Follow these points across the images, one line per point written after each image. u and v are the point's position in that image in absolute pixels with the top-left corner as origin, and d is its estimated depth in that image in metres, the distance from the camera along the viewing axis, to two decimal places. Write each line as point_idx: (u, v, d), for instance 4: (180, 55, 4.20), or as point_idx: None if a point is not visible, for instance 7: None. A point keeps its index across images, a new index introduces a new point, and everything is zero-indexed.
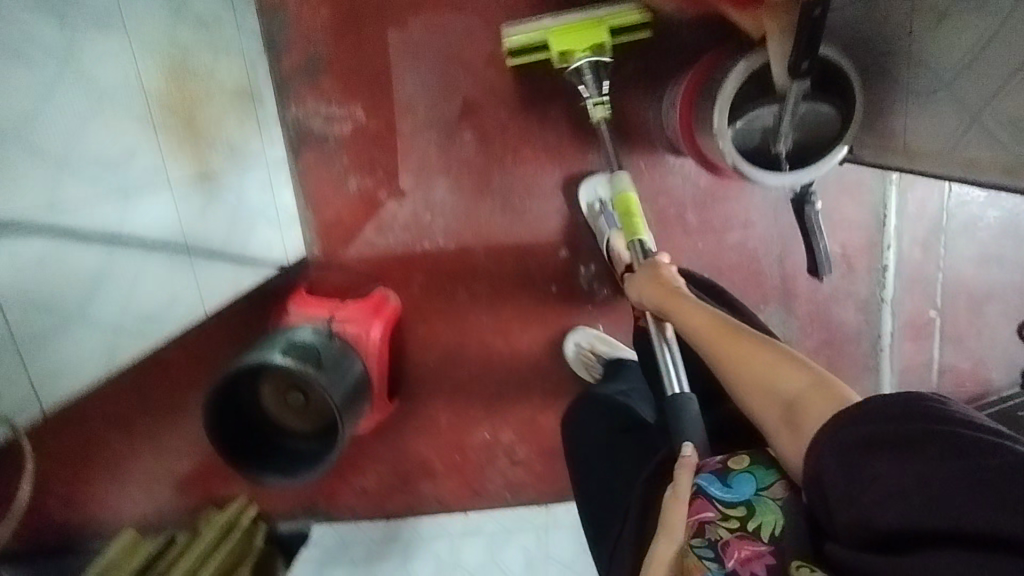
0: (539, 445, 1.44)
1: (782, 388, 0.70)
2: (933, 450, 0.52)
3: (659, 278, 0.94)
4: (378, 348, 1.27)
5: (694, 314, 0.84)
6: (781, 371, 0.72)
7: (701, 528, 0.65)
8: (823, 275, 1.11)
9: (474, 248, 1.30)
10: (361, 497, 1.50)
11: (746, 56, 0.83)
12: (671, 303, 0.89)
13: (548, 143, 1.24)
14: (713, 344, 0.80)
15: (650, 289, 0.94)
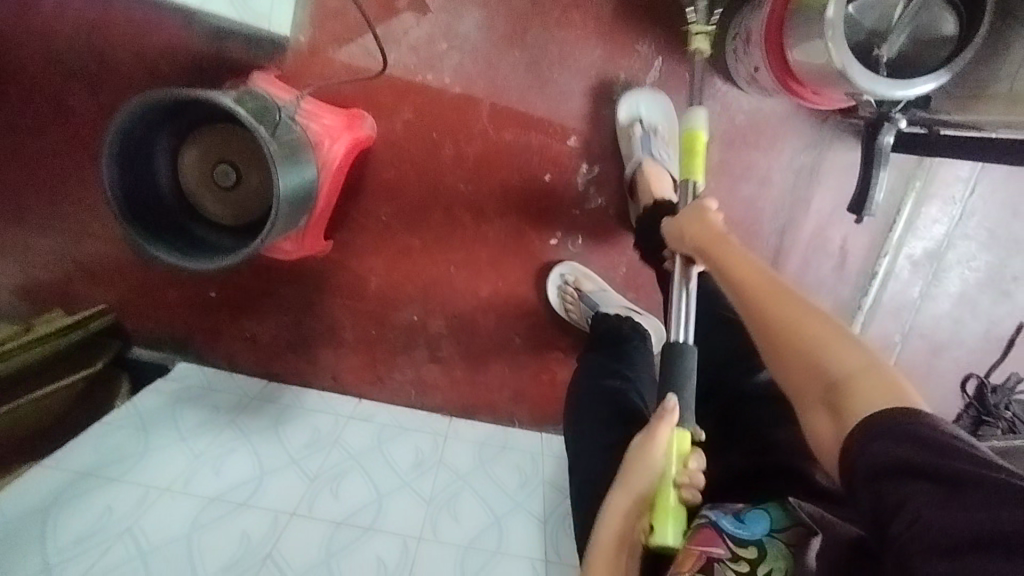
0: (466, 348, 1.28)
1: (831, 365, 0.59)
2: (969, 494, 0.43)
3: (706, 224, 0.79)
4: (337, 165, 1.07)
5: (746, 267, 0.71)
6: (836, 346, 0.60)
7: (709, 566, 0.58)
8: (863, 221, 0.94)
9: (479, 102, 1.14)
10: (247, 345, 1.29)
11: None
12: (718, 251, 0.75)
13: (600, 17, 1.11)
14: (761, 299, 0.67)
15: (698, 227, 0.79)
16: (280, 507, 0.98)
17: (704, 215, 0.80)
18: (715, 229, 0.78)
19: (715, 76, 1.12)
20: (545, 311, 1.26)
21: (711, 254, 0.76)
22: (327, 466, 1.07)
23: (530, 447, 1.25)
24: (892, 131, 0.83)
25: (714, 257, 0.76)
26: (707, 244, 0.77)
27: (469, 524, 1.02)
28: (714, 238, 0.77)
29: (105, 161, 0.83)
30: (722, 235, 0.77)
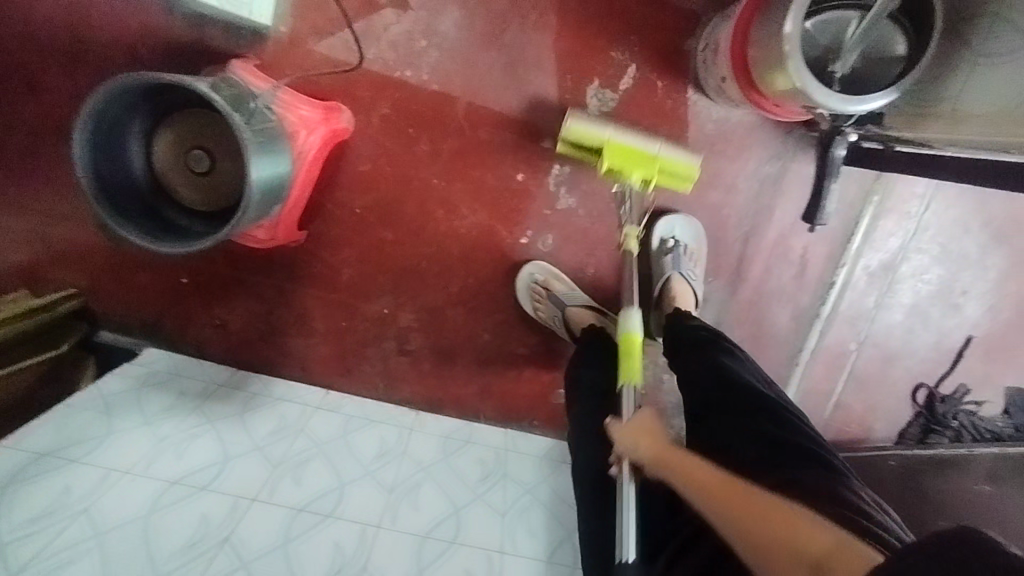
0: (435, 342, 1.30)
1: (800, 545, 0.57)
2: None
3: (651, 428, 0.80)
4: (312, 158, 1.09)
5: (693, 471, 0.71)
6: (798, 525, 0.59)
7: None
8: (815, 226, 1.00)
9: (456, 100, 1.16)
10: (216, 331, 1.29)
11: None
12: (668, 458, 0.75)
13: (577, 22, 1.13)
14: (715, 500, 0.67)
15: (637, 437, 0.80)
16: (242, 493, 0.98)
17: (643, 421, 0.81)
18: (660, 436, 0.79)
19: (686, 85, 1.15)
20: (514, 308, 1.28)
21: (662, 461, 0.76)
22: (291, 453, 1.08)
23: (494, 442, 1.27)
24: (843, 145, 0.92)
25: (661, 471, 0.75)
26: (650, 454, 0.77)
27: (428, 513, 1.04)
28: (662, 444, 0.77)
29: (76, 142, 0.83)
30: (667, 439, 0.78)
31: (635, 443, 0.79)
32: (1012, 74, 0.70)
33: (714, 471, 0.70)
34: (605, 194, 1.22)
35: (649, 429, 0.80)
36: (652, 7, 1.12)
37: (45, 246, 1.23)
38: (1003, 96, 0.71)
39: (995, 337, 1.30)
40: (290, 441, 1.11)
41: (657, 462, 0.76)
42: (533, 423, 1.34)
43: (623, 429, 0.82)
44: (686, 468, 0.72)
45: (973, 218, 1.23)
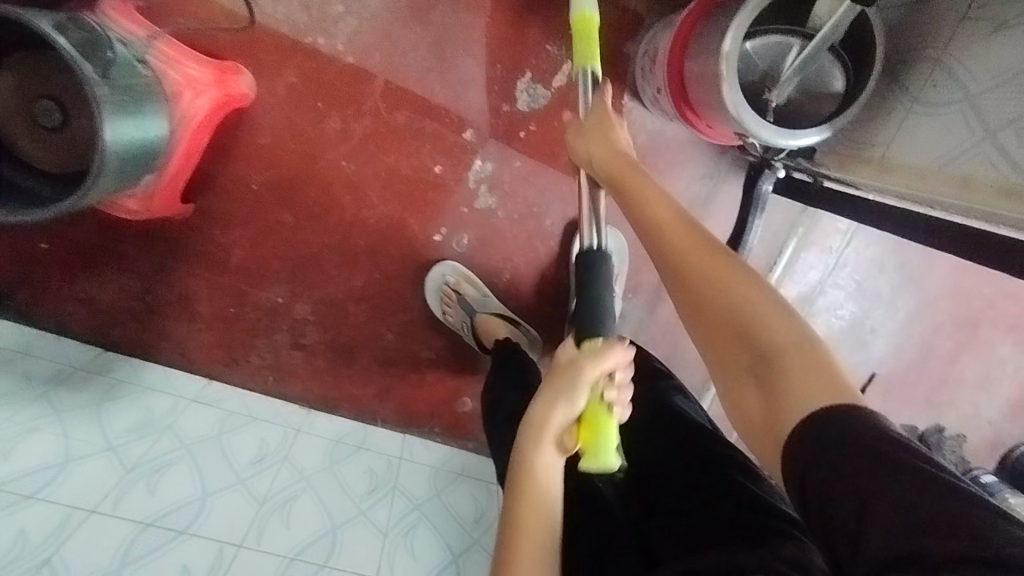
0: (333, 338, 1.19)
1: (768, 333, 0.57)
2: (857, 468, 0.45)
3: (606, 129, 0.75)
4: (199, 125, 0.95)
5: (698, 276, 0.62)
6: (766, 315, 0.58)
7: None
8: (736, 259, 0.97)
9: (374, 77, 1.05)
10: (82, 306, 1.13)
11: None
12: (624, 183, 0.70)
13: (514, 9, 1.04)
14: (709, 295, 0.61)
15: (612, 146, 0.73)
16: (77, 502, 0.86)
17: (618, 150, 0.73)
18: (618, 140, 0.73)
19: (622, 91, 1.08)
20: (422, 308, 1.19)
21: (646, 230, 0.67)
22: (149, 455, 0.95)
23: (389, 449, 1.19)
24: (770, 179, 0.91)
25: (614, 186, 0.72)
26: (626, 184, 0.70)
27: (300, 531, 0.95)
28: (620, 160, 0.71)
29: None
30: (628, 154, 0.72)
31: (587, 154, 0.76)
32: (943, 129, 0.66)
33: (676, 210, 0.66)
34: (528, 197, 1.14)
35: (614, 148, 0.73)
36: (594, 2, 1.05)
37: None
38: (932, 151, 0.67)
39: (897, 377, 1.32)
40: (150, 442, 0.97)
41: (625, 199, 0.70)
42: (434, 430, 1.26)
43: (596, 124, 0.75)
44: (638, 206, 0.68)
45: (889, 258, 1.23)
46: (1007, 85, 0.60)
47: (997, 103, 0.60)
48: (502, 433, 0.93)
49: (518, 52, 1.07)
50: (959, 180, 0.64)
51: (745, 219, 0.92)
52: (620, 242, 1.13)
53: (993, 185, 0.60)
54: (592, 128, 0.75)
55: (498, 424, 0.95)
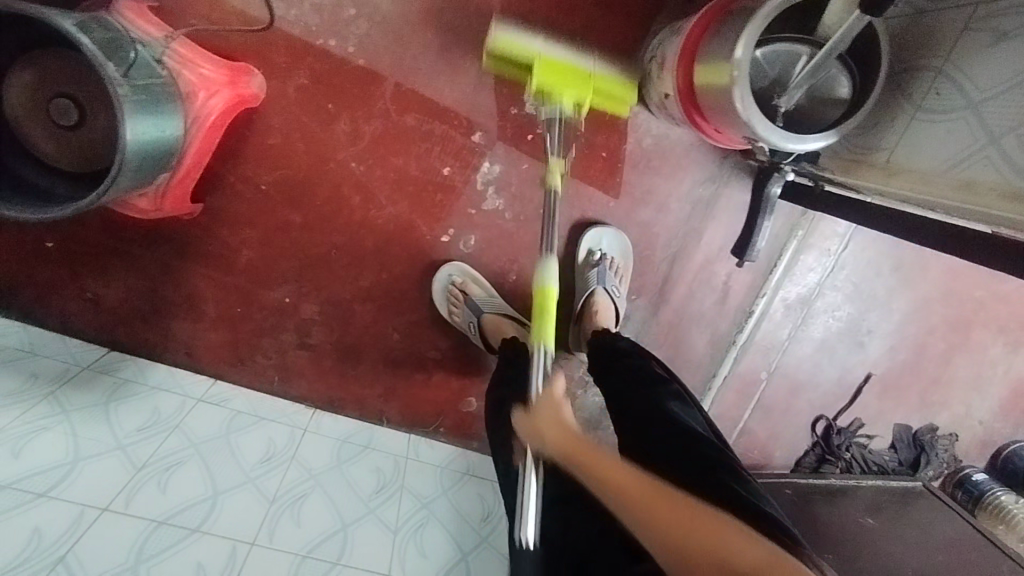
0: (340, 338, 1.20)
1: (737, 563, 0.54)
2: None
3: (556, 412, 0.74)
4: (213, 125, 0.96)
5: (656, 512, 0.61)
6: (733, 543, 0.56)
7: None
8: (746, 259, 0.99)
9: (384, 79, 1.06)
10: (86, 307, 1.14)
11: None
12: (580, 454, 0.68)
13: (523, 14, 1.06)
14: (676, 532, 0.58)
15: (553, 430, 0.72)
16: (90, 500, 0.84)
17: (550, 426, 0.72)
18: (566, 420, 0.73)
19: (628, 96, 1.11)
20: (428, 308, 1.20)
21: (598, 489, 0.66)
22: (159, 455, 0.95)
23: (394, 449, 1.19)
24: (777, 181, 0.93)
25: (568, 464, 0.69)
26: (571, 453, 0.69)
27: (311, 530, 0.94)
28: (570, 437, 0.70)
29: None
30: (575, 428, 0.72)
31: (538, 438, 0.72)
32: (944, 135, 0.69)
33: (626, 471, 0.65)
34: (535, 199, 1.16)
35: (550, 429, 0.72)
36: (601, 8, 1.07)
37: None
38: (935, 157, 0.70)
39: (892, 376, 1.35)
40: (158, 440, 0.98)
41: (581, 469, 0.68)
42: (440, 429, 1.27)
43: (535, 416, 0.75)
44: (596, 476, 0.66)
45: (885, 262, 1.26)
46: (1006, 93, 0.62)
47: (997, 110, 0.63)
48: (501, 418, 0.96)
49: None
50: (961, 183, 0.67)
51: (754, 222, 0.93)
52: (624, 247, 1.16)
53: (994, 189, 0.63)
54: (541, 421, 0.73)
55: (500, 411, 0.97)
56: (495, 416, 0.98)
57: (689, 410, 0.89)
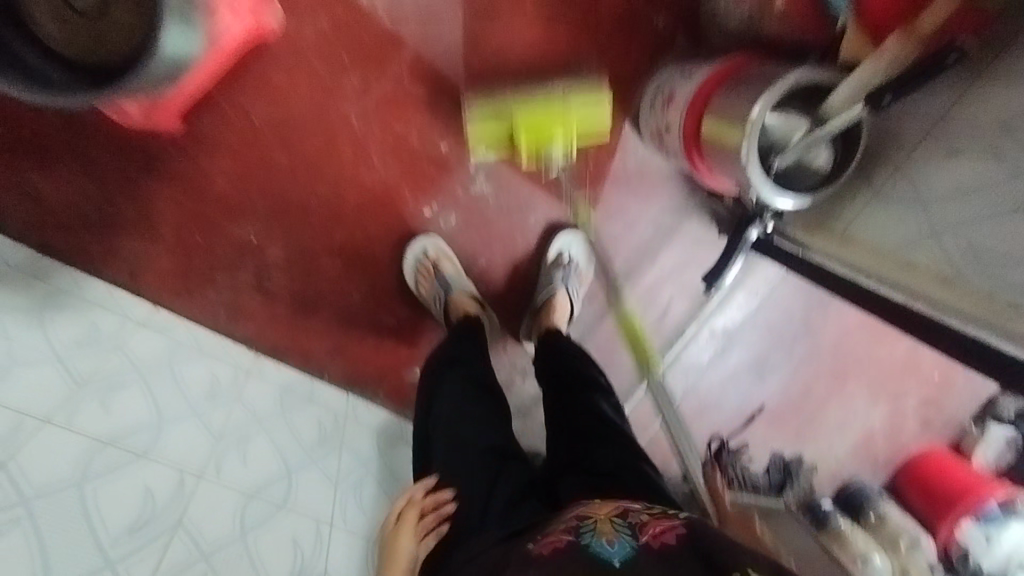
0: (300, 287, 1.18)
1: None
2: None
3: None
4: (225, 51, 0.94)
5: None
6: None
7: (626, 513, 0.69)
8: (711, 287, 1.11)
9: (406, 47, 1.08)
10: (27, 203, 1.03)
11: (801, 69, 0.84)
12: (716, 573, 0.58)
13: (548, 21, 1.12)
14: None
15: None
16: (29, 411, 0.78)
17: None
18: None
19: (625, 118, 1.19)
20: (395, 275, 1.22)
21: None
22: (101, 373, 0.91)
23: (334, 406, 1.20)
24: (757, 228, 1.01)
25: None
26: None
27: (257, 471, 0.94)
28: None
29: None
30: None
31: (486, 150, 1.14)
32: (896, 217, 0.83)
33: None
34: (520, 193, 1.22)
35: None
36: (620, 36, 1.14)
37: None
38: (888, 235, 0.84)
39: (783, 412, 1.52)
40: (99, 360, 0.93)
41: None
42: (377, 394, 1.28)
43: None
44: None
45: (797, 311, 1.44)
46: (952, 197, 0.75)
47: (944, 208, 0.76)
48: (436, 390, 0.96)
49: (542, 59, 1.13)
50: (900, 261, 0.81)
51: (730, 256, 1.03)
52: (586, 258, 1.25)
53: (936, 272, 0.77)
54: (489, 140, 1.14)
55: (439, 381, 0.97)
56: (431, 387, 0.97)
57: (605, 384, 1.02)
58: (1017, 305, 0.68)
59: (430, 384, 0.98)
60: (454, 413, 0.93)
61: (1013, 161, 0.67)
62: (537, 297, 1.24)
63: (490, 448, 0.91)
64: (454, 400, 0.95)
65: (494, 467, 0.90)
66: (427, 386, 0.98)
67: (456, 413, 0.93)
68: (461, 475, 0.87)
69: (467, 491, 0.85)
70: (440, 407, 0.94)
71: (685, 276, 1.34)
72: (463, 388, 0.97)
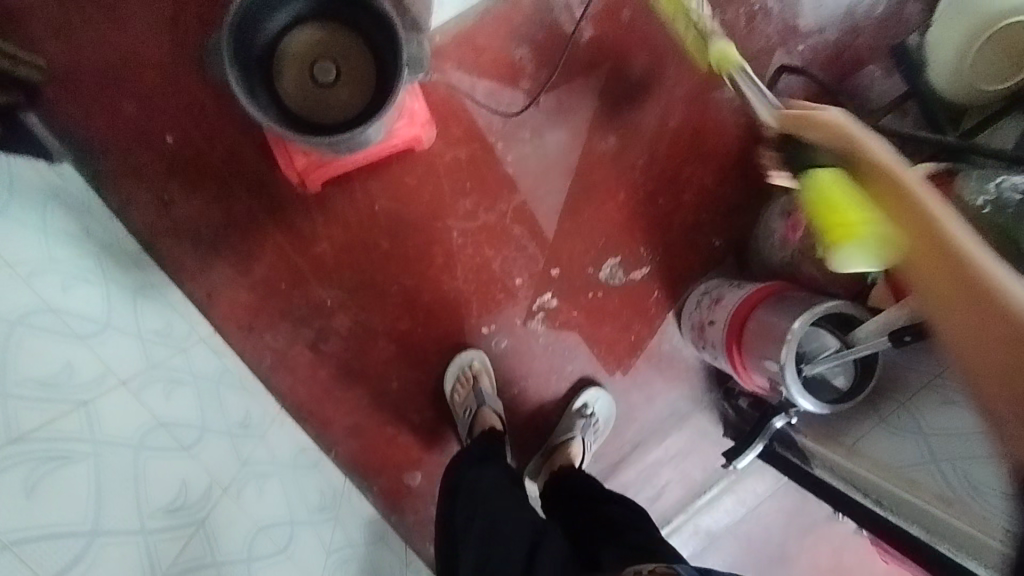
0: (348, 358, 1.25)
1: None
2: None
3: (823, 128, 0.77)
4: (387, 147, 1.14)
5: None
6: None
7: None
8: (729, 464, 1.14)
9: (517, 194, 1.28)
10: (155, 207, 1.16)
11: (834, 300, 1.04)
12: None
13: (634, 211, 1.34)
14: None
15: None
16: (113, 367, 0.81)
17: (845, 129, 0.73)
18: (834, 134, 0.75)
19: (670, 307, 1.38)
20: (434, 376, 1.29)
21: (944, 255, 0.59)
22: (169, 364, 0.95)
23: (335, 483, 1.21)
24: (782, 419, 1.11)
25: None
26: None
27: (270, 508, 0.93)
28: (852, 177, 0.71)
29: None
30: None
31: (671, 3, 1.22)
32: (900, 443, 0.98)
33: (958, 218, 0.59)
34: (566, 341, 1.35)
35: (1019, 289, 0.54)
36: (685, 243, 1.37)
37: (63, 14, 1.11)
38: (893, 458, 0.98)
39: None
40: (168, 353, 0.97)
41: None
42: (373, 486, 1.27)
43: (839, 122, 0.75)
44: None
45: (776, 532, 1.47)
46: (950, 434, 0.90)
47: (943, 442, 0.91)
48: (460, 485, 1.00)
49: (620, 240, 1.34)
50: (906, 479, 0.94)
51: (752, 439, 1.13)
52: (605, 418, 1.35)
53: (938, 492, 0.89)
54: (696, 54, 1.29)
55: (466, 473, 1.02)
56: (454, 483, 1.02)
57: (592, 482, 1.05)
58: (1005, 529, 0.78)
59: (453, 477, 1.03)
60: (479, 500, 0.95)
61: None
62: (555, 438, 1.31)
63: (524, 517, 0.92)
64: (481, 486, 0.97)
65: (534, 536, 0.89)
66: (450, 480, 1.03)
67: (480, 498, 0.95)
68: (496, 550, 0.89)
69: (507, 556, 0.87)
70: (467, 497, 0.97)
71: (684, 464, 1.43)
72: (491, 472, 1.00)
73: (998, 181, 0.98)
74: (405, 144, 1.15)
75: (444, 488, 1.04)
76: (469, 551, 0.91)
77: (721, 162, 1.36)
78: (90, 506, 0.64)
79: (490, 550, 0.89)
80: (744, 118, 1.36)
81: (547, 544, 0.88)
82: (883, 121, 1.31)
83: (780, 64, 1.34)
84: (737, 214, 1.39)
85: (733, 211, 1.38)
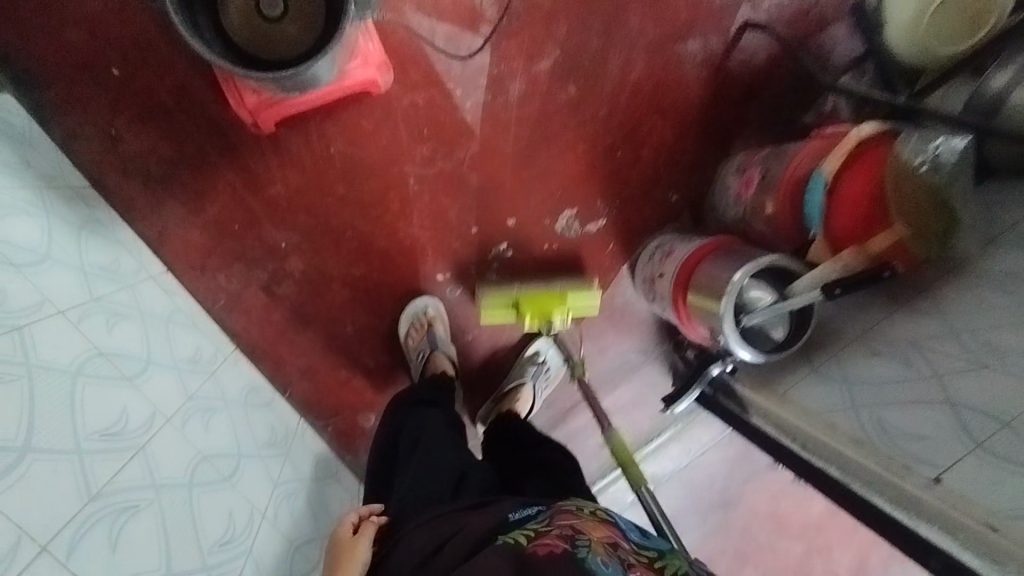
0: (302, 301, 1.26)
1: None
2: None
3: None
4: (340, 89, 1.12)
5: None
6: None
7: (619, 546, 0.64)
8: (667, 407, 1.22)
9: (475, 143, 1.28)
10: (103, 141, 1.14)
11: (773, 254, 1.08)
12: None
13: (592, 164, 1.35)
14: None
15: None
16: (50, 297, 0.82)
17: None
18: None
19: (624, 261, 1.40)
20: (388, 322, 1.31)
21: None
22: (113, 298, 0.95)
23: (289, 421, 1.23)
24: (720, 366, 1.18)
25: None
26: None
27: (214, 440, 0.95)
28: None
29: None
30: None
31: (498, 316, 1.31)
32: (824, 389, 1.03)
33: None
34: None
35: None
36: (640, 197, 1.38)
37: None
38: (815, 403, 1.03)
39: None
40: (115, 287, 0.98)
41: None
42: (327, 426, 1.30)
43: None
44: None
45: (718, 479, 1.53)
46: (870, 384, 0.96)
47: (864, 390, 0.96)
48: (401, 430, 1.02)
49: (578, 193, 1.35)
50: (825, 423, 0.99)
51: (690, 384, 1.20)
52: (558, 366, 1.38)
53: (851, 434, 0.95)
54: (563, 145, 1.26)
55: (405, 419, 1.04)
56: (394, 428, 1.03)
57: (529, 429, 1.07)
58: (911, 469, 0.84)
59: (392, 421, 1.05)
60: (420, 440, 0.96)
61: (923, 365, 0.89)
62: (506, 383, 1.34)
63: (452, 464, 0.90)
64: (421, 427, 0.99)
65: (462, 473, 0.89)
66: (390, 424, 1.05)
67: (420, 438, 0.96)
68: (423, 479, 0.88)
69: (430, 479, 0.87)
70: (407, 438, 0.98)
71: (633, 414, 1.48)
72: (431, 418, 1.03)
73: (936, 145, 1.00)
74: (358, 86, 1.13)
75: (383, 427, 1.06)
76: (402, 483, 0.90)
77: (680, 119, 1.37)
78: (23, 422, 0.64)
79: (422, 481, 0.88)
80: (705, 75, 1.36)
81: (474, 474, 0.89)
82: (839, 83, 1.33)
83: (744, 21, 1.35)
84: (694, 170, 1.40)
85: (690, 168, 1.40)
